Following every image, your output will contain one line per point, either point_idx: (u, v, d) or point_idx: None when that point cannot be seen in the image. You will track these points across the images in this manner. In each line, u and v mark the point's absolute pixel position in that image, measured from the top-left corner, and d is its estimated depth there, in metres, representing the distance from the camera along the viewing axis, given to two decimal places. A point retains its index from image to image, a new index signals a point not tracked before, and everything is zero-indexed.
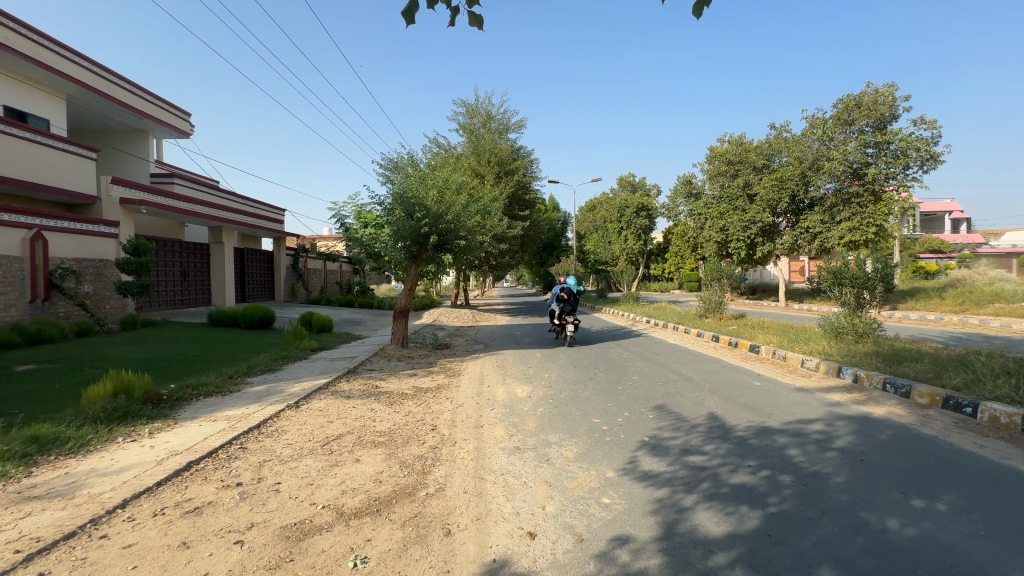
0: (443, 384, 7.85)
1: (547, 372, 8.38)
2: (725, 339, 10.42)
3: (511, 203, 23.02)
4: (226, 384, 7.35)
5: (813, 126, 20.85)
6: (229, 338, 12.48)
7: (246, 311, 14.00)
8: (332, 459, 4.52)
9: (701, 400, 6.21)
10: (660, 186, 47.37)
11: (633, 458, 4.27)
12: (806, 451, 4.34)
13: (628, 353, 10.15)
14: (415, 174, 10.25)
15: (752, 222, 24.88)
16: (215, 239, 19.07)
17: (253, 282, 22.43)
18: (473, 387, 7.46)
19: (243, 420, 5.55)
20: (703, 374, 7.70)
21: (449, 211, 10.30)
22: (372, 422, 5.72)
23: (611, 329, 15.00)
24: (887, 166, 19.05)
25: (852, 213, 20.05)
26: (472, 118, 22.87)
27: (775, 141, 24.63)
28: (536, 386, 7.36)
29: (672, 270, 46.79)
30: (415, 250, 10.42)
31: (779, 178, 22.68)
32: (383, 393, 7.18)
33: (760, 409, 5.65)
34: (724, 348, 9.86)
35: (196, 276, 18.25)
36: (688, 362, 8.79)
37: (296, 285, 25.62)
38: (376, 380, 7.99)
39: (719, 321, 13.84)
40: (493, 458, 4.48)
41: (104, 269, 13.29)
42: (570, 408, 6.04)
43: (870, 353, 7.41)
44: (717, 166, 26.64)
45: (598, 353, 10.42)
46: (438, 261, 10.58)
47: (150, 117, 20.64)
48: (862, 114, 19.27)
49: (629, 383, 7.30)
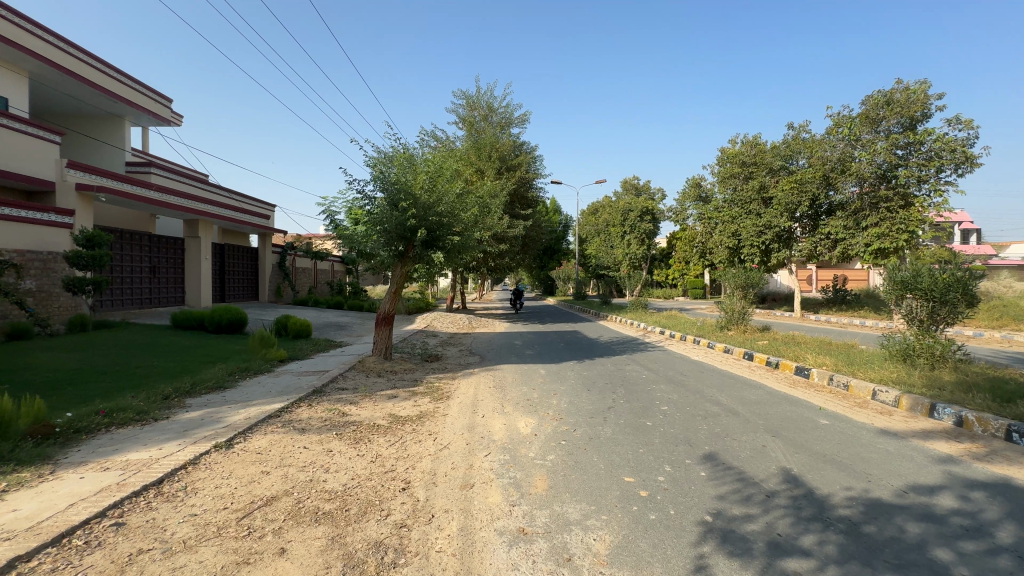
0: (428, 411, 6.33)
1: (556, 396, 6.88)
2: (761, 358, 8.89)
3: (512, 201, 21.59)
4: (153, 409, 5.84)
5: (837, 125, 19.34)
6: (190, 343, 10.96)
7: (214, 313, 12.48)
8: (244, 551, 2.99)
9: (763, 447, 4.72)
10: (664, 190, 46.08)
11: (702, 565, 2.78)
12: (962, 552, 2.86)
13: (647, 372, 8.66)
14: (401, 154, 8.71)
15: (769, 227, 23.45)
16: (190, 233, 17.53)
17: (234, 281, 20.92)
18: (465, 418, 5.96)
19: (143, 470, 4.03)
20: (750, 406, 6.22)
21: (441, 200, 8.82)
22: (323, 474, 4.20)
23: (621, 340, 13.50)
24: (919, 168, 17.62)
25: (880, 219, 18.48)
26: (472, 110, 21.45)
27: (794, 141, 23.20)
28: (544, 418, 5.85)
29: (676, 276, 45.34)
30: (400, 247, 8.92)
31: (797, 181, 21.42)
32: (349, 425, 5.67)
33: (852, 468, 4.15)
34: (760, 369, 8.36)
35: (168, 272, 16.76)
36: (724, 388, 7.29)
37: (282, 285, 24.08)
38: (345, 405, 6.48)
39: (744, 334, 12.36)
40: (486, 553, 2.96)
41: (53, 263, 11.76)
42: (591, 457, 4.53)
43: (963, 384, 5.90)
44: (729, 167, 25.23)
45: (613, 370, 8.93)
46: (428, 260, 9.02)
47: (124, 100, 19.11)
48: (892, 112, 17.83)
49: (660, 417, 5.82)
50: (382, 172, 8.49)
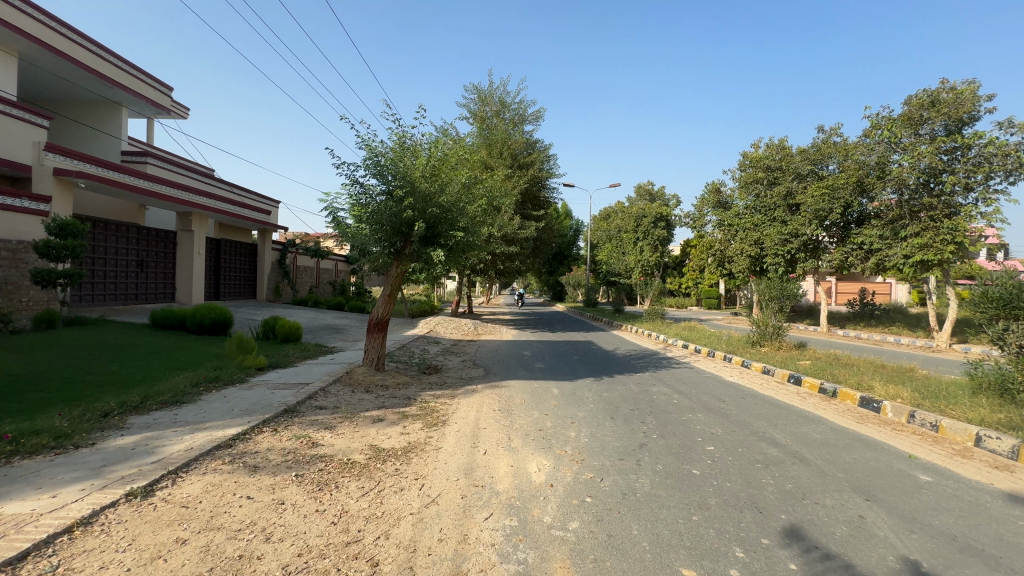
0: (417, 443, 5.14)
1: (573, 427, 5.66)
2: (812, 383, 7.56)
3: (523, 200, 20.48)
4: (79, 432, 4.73)
5: (874, 126, 17.93)
6: (165, 345, 9.90)
7: (196, 312, 11.44)
8: None
9: (862, 520, 3.48)
10: (679, 197, 44.81)
11: None
12: None
13: (678, 396, 7.42)
14: (398, 134, 7.60)
15: (795, 235, 22.14)
16: (182, 226, 16.53)
17: (230, 278, 19.98)
18: (463, 455, 4.77)
19: (6, 537, 2.88)
20: (819, 451, 4.95)
21: (444, 188, 7.70)
22: (259, 548, 3.02)
23: (640, 353, 12.21)
24: (968, 174, 16.12)
25: (922, 228, 16.92)
26: (483, 105, 20.35)
27: (824, 144, 21.82)
28: (561, 459, 4.65)
29: (689, 285, 43.84)
30: (396, 244, 7.72)
31: (828, 188, 20.24)
32: (315, 462, 4.50)
33: (1007, 565, 2.90)
34: (814, 398, 7.06)
35: (157, 267, 15.83)
36: (777, 421, 6.03)
37: (281, 284, 23.10)
38: (318, 433, 5.33)
39: (780, 352, 11.02)
40: None
41: (22, 254, 10.81)
42: (630, 529, 3.31)
43: None
44: (752, 172, 24.02)
45: (637, 392, 7.70)
46: (426, 259, 7.72)
47: (120, 86, 18.30)
48: (937, 113, 16.39)
49: (709, 463, 4.59)
50: (376, 153, 7.39)
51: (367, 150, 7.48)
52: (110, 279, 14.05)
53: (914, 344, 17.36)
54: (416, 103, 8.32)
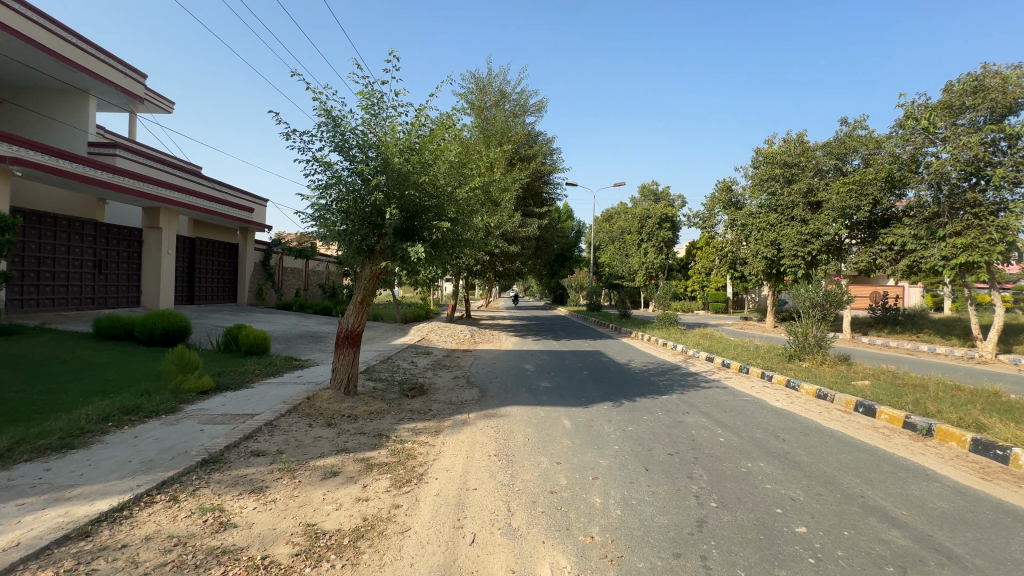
0: (375, 521, 3.54)
1: (599, 490, 4.07)
2: (891, 416, 5.99)
3: (525, 196, 18.93)
4: None
5: (908, 116, 16.36)
6: (98, 360, 8.30)
7: (146, 320, 9.85)
8: None
9: None
10: (684, 197, 43.31)
11: None
12: None
13: (723, 433, 5.80)
14: (366, 95, 5.97)
15: (816, 235, 20.69)
16: (149, 223, 15.00)
17: (205, 281, 18.38)
18: (440, 551, 3.15)
19: None
20: (972, 541, 3.33)
21: (426, 165, 6.11)
22: None
23: (660, 368, 10.62)
24: (1017, 167, 14.51)
25: (964, 227, 15.33)
26: (482, 95, 18.76)
27: (847, 138, 20.31)
28: (589, 557, 3.06)
29: (695, 288, 42.25)
30: (365, 238, 6.07)
31: (855, 183, 18.90)
32: (209, 566, 2.89)
33: None
34: (903, 438, 5.48)
35: (119, 268, 14.31)
36: (876, 478, 4.42)
37: (264, 287, 21.53)
38: (238, 502, 3.75)
39: (825, 369, 9.43)
40: None
41: None
42: None
43: None
44: (767, 169, 22.62)
45: (671, 427, 6.11)
46: (403, 258, 6.05)
47: (86, 72, 16.78)
48: (982, 100, 14.81)
49: (814, 566, 3.00)
50: (337, 119, 5.79)
51: (325, 114, 5.86)
52: (59, 280, 12.62)
53: (952, 354, 15.81)
54: (389, 55, 6.64)
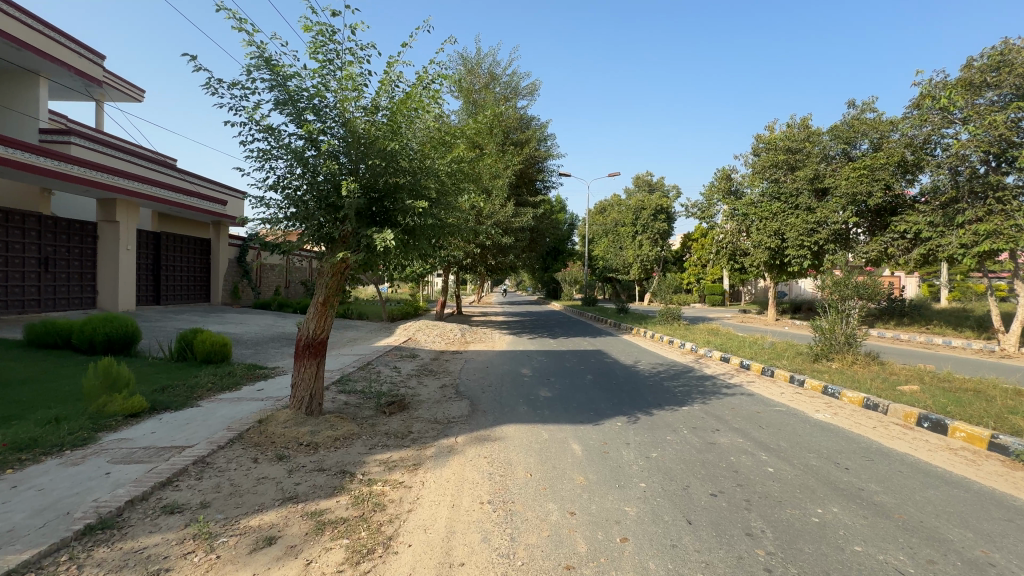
0: None
1: (634, 565, 2.93)
2: (972, 435, 4.94)
3: (516, 185, 17.70)
4: None
5: (925, 95, 15.35)
6: (19, 373, 7.00)
7: (86, 325, 8.54)
8: None
9: None
10: (679, 188, 42.23)
11: None
12: None
13: (771, 461, 4.69)
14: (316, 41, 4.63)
15: (822, 224, 19.77)
16: (104, 216, 13.59)
17: (174, 279, 17.01)
18: None
19: None
20: None
21: (397, 130, 4.85)
22: None
23: (672, 371, 9.52)
24: None
25: (985, 212, 14.39)
26: (470, 75, 17.42)
27: (855, 121, 19.34)
28: None
29: (691, 281, 41.39)
30: (322, 225, 4.83)
31: (865, 168, 17.95)
32: None
33: None
34: (995, 465, 4.42)
35: (70, 266, 12.95)
36: (996, 531, 3.33)
37: (240, 284, 20.17)
38: None
39: (858, 370, 8.40)
40: None
41: None
42: None
43: None
44: (770, 155, 21.62)
45: (704, 452, 4.99)
46: (370, 248, 4.83)
47: (37, 52, 15.18)
48: (1007, 76, 13.78)
49: None
50: (278, 69, 4.55)
51: (264, 64, 4.61)
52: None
53: (971, 347, 14.91)
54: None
